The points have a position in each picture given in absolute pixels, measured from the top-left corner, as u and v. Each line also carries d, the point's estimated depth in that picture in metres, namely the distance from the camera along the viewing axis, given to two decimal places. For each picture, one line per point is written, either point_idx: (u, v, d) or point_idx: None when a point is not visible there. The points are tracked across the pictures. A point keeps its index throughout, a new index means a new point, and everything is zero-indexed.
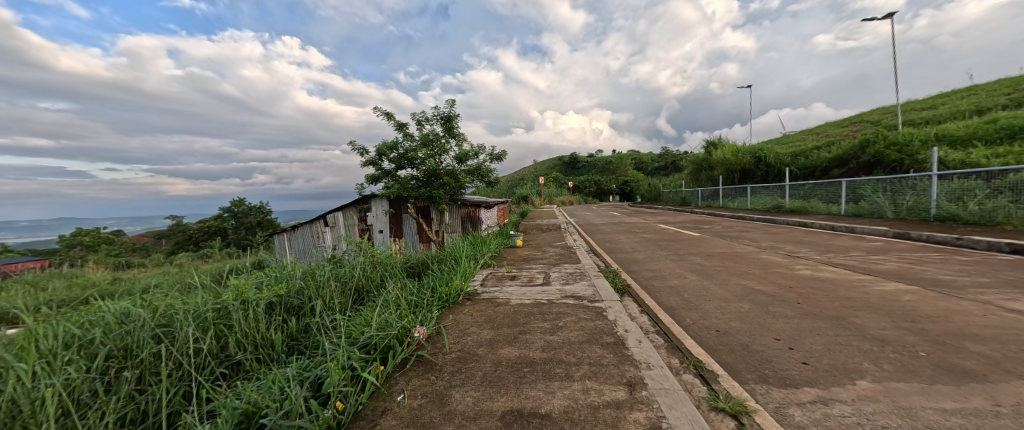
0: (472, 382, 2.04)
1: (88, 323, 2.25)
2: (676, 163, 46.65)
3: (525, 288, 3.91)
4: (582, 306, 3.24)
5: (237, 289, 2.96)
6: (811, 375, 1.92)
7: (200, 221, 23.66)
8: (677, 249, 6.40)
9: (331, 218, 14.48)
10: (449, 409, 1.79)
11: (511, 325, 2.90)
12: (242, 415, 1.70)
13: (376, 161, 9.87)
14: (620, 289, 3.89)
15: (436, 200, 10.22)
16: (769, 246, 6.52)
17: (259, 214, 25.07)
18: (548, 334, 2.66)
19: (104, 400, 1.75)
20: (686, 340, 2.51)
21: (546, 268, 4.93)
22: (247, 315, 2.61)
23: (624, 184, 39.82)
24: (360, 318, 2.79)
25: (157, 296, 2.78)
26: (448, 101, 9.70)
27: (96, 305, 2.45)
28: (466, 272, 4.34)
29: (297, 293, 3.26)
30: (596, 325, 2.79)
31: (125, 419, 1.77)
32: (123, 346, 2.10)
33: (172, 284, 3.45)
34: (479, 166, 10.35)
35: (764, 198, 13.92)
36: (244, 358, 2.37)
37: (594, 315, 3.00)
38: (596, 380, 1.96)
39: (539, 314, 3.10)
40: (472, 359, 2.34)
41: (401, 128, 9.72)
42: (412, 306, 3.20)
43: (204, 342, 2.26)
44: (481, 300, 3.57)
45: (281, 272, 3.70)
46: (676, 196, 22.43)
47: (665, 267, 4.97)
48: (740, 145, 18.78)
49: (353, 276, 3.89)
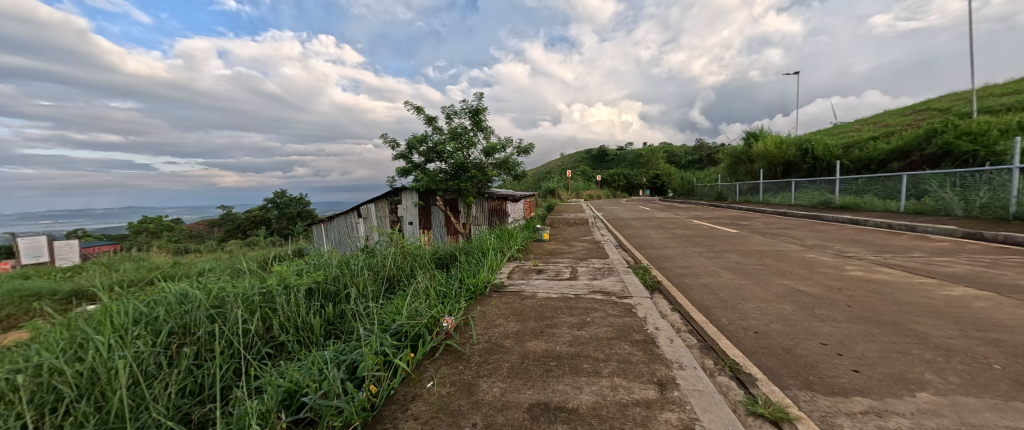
0: (500, 373, 2.07)
1: (153, 302, 2.51)
2: (712, 156, 44.26)
3: (553, 282, 3.89)
4: (611, 302, 3.17)
5: (280, 275, 3.18)
6: (862, 384, 1.78)
7: (247, 211, 25.40)
8: (712, 246, 6.13)
9: (363, 209, 15.09)
10: (477, 398, 1.83)
11: (538, 318, 2.89)
12: (286, 392, 1.85)
13: (406, 154, 10.10)
14: (650, 284, 3.77)
15: (464, 193, 10.34)
16: (817, 244, 6.08)
17: (299, 205, 26.50)
18: (576, 329, 2.63)
19: (168, 372, 1.94)
20: (721, 340, 2.40)
21: (574, 263, 4.87)
22: (290, 300, 2.79)
23: (656, 178, 38.38)
24: (391, 307, 2.88)
25: (211, 279, 3.04)
26: (477, 95, 9.79)
27: (159, 286, 2.72)
28: (493, 264, 4.35)
29: (333, 280, 3.44)
30: (625, 320, 2.74)
31: (185, 390, 1.96)
32: (183, 324, 2.31)
33: (223, 268, 3.74)
34: (507, 159, 10.38)
35: (810, 193, 13.00)
36: (287, 339, 2.54)
37: (623, 311, 2.93)
38: (626, 377, 1.92)
39: (566, 308, 3.08)
40: (500, 351, 2.36)
41: (431, 121, 9.90)
42: (442, 296, 3.28)
43: (251, 323, 2.45)
44: (508, 293, 3.58)
45: (319, 260, 3.92)
46: (712, 190, 21.36)
47: (699, 264, 4.77)
48: (783, 136, 17.59)
49: (385, 265, 4.04)
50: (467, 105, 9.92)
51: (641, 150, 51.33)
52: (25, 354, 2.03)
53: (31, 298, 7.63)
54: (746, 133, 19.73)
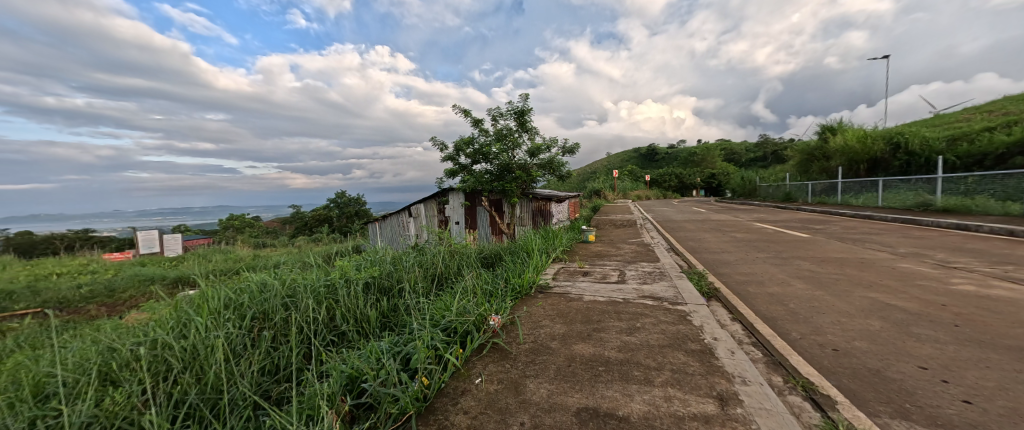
0: (547, 375, 2.06)
1: (240, 289, 2.87)
2: (778, 153, 40.32)
3: (599, 285, 3.80)
4: (663, 308, 3.02)
5: (342, 269, 3.45)
6: (976, 418, 1.51)
7: (313, 210, 27.94)
8: (779, 251, 5.59)
9: (414, 209, 15.87)
10: (524, 398, 1.83)
11: (585, 321, 2.83)
12: (349, 378, 2.00)
13: (454, 156, 10.45)
14: (706, 291, 3.53)
15: (509, 193, 10.46)
16: (912, 252, 5.28)
17: (357, 205, 28.58)
18: (625, 334, 2.54)
19: (251, 352, 2.20)
20: (793, 356, 2.17)
21: (621, 266, 4.71)
22: (350, 293, 3.02)
23: (711, 177, 35.85)
24: (441, 303, 3.00)
25: (285, 271, 3.40)
26: (522, 96, 9.86)
27: (244, 275, 3.10)
28: (539, 265, 4.35)
29: (387, 276, 3.66)
30: (679, 328, 2.59)
31: (265, 369, 2.21)
32: (263, 311, 2.61)
33: (294, 262, 4.15)
34: (551, 160, 10.33)
35: (902, 193, 11.34)
36: (348, 329, 2.75)
37: (677, 319, 2.77)
38: (681, 388, 1.82)
39: (614, 312, 2.98)
40: (546, 352, 2.35)
41: (478, 124, 10.15)
42: (488, 295, 3.34)
43: (317, 312, 2.69)
44: (553, 294, 3.55)
45: (375, 256, 4.20)
46: (778, 191, 19.48)
47: (763, 271, 4.37)
48: (868, 129, 15.53)
49: (434, 263, 4.21)
50: (512, 106, 10.02)
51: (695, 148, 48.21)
52: (145, 329, 2.42)
53: (148, 282, 9.06)
54: (821, 127, 17.69)
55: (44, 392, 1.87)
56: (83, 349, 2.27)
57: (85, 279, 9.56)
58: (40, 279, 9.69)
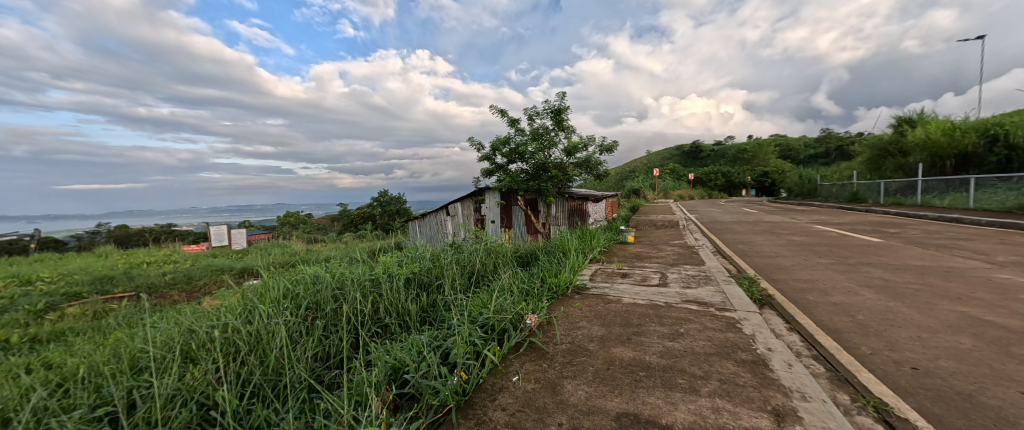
0: (584, 377, 2.03)
1: (296, 281, 3.11)
2: (843, 149, 36.58)
3: (639, 287, 3.67)
4: (709, 314, 2.86)
5: (385, 265, 3.63)
6: None
7: (358, 208, 29.60)
8: (844, 257, 5.07)
9: (451, 207, 16.31)
10: (562, 399, 1.82)
11: (624, 324, 2.75)
12: (392, 369, 2.10)
13: (490, 155, 10.59)
14: (759, 298, 3.29)
15: (545, 193, 10.41)
16: (1014, 261, 4.56)
17: (398, 203, 29.88)
18: (667, 339, 2.43)
19: (306, 339, 2.38)
20: (862, 373, 1.96)
21: (663, 268, 4.51)
22: (393, 287, 3.17)
23: (763, 176, 33.33)
24: (478, 300, 3.06)
25: (334, 265, 3.64)
26: (559, 94, 9.77)
27: (300, 268, 3.36)
28: (576, 265, 4.28)
29: (427, 272, 3.79)
30: (727, 336, 2.44)
31: (318, 356, 2.38)
32: (316, 301, 2.81)
33: (342, 256, 4.42)
34: (589, 158, 10.15)
35: (1000, 193, 9.85)
36: (391, 322, 2.88)
37: (724, 326, 2.61)
38: (730, 400, 1.71)
39: (655, 316, 2.87)
40: (584, 354, 2.31)
41: (514, 123, 10.19)
42: (524, 294, 3.35)
43: (363, 305, 2.85)
44: (591, 295, 3.49)
45: (416, 253, 4.37)
46: (843, 190, 17.69)
47: (825, 278, 3.99)
48: (956, 120, 13.66)
49: (471, 261, 4.29)
50: (549, 105, 9.95)
51: (744, 144, 45.01)
52: (218, 314, 2.71)
53: (220, 271, 10.12)
54: (896, 118, 15.82)
55: (139, 365, 2.15)
56: (169, 329, 2.59)
57: (169, 267, 10.87)
58: (135, 266, 11.19)
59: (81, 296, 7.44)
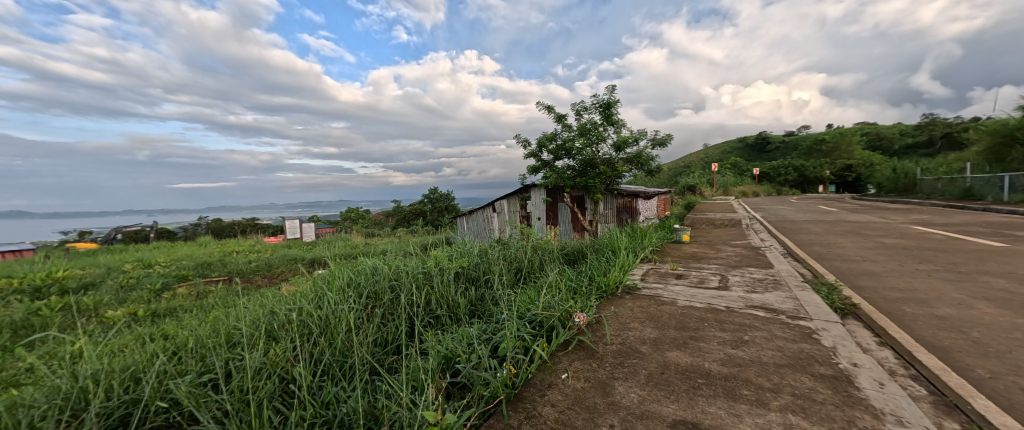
0: (637, 379, 1.96)
1: (357, 271, 3.38)
2: (951, 137, 31.08)
3: (696, 290, 3.44)
4: (778, 322, 2.60)
5: (436, 259, 3.79)
6: None
7: (410, 205, 31.25)
8: (953, 263, 4.32)
9: (497, 204, 16.58)
10: (613, 400, 1.77)
11: (679, 327, 2.60)
12: (445, 358, 2.19)
13: (536, 152, 10.57)
14: (840, 306, 2.92)
15: (592, 189, 10.17)
16: None
17: (447, 200, 31.07)
18: (729, 346, 2.26)
19: (367, 325, 2.58)
20: (978, 399, 1.66)
21: (723, 270, 4.19)
22: (443, 280, 3.31)
23: (845, 170, 29.45)
24: (526, 296, 3.08)
25: (390, 258, 3.88)
26: (608, 88, 9.46)
27: (360, 260, 3.64)
28: (626, 264, 4.13)
29: (475, 267, 3.89)
30: (802, 347, 2.20)
31: (378, 341, 2.55)
32: (375, 291, 3.02)
33: (397, 250, 4.70)
34: (639, 153, 9.73)
35: None
36: (442, 314, 3.01)
37: (798, 336, 2.36)
38: (806, 417, 1.55)
39: (715, 321, 2.67)
40: (636, 356, 2.23)
41: (561, 119, 10.08)
42: (572, 292, 3.31)
43: (417, 296, 3.01)
44: (642, 296, 3.35)
45: (464, 248, 4.50)
46: (951, 186, 15.05)
47: (927, 288, 3.43)
48: None
49: (517, 257, 4.33)
50: (597, 99, 9.69)
51: (821, 134, 40.04)
52: (294, 298, 3.04)
53: (294, 261, 11.29)
54: None
55: (233, 340, 2.49)
56: (255, 310, 2.95)
57: (254, 256, 12.38)
58: (227, 255, 12.87)
59: (188, 278, 8.73)
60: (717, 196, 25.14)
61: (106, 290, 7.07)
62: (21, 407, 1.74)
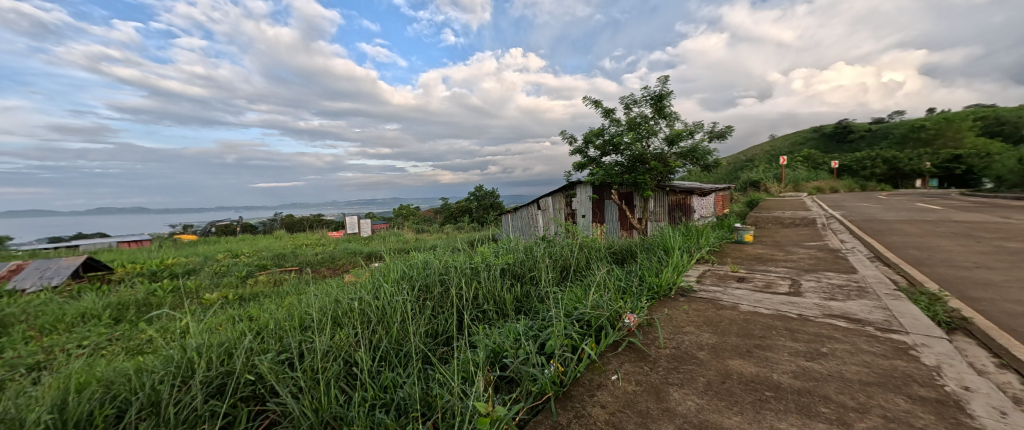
0: (694, 387, 1.85)
1: (410, 265, 3.56)
2: None
3: (762, 295, 3.15)
4: (864, 334, 2.30)
5: (482, 255, 3.88)
6: None
7: (457, 202, 32.30)
8: None
9: (542, 202, 16.53)
10: (668, 407, 1.69)
11: (742, 335, 2.41)
12: (493, 352, 2.23)
13: (583, 148, 10.35)
14: (946, 320, 2.50)
15: (641, 186, 9.74)
16: None
17: (491, 197, 31.69)
18: (802, 358, 2.04)
19: (420, 316, 2.71)
20: None
21: (794, 274, 3.79)
22: (490, 277, 3.38)
23: (951, 160, 25.09)
24: (573, 294, 3.04)
25: (439, 253, 4.04)
26: (660, 79, 8.97)
27: (412, 254, 3.83)
28: (680, 265, 3.90)
29: (520, 263, 3.92)
30: (894, 365, 1.92)
31: (430, 332, 2.68)
32: (426, 285, 3.17)
33: (445, 246, 4.89)
34: (695, 147, 9.12)
35: None
36: (488, 309, 3.07)
37: (890, 352, 2.06)
38: None
39: (784, 330, 2.43)
40: (693, 362, 2.10)
41: (608, 114, 9.76)
42: (621, 292, 3.20)
43: (465, 291, 3.10)
44: (699, 299, 3.14)
45: (509, 245, 4.56)
46: None
47: None
48: None
49: (563, 255, 4.28)
50: (648, 91, 9.23)
51: (918, 120, 34.51)
52: (355, 288, 3.29)
53: (353, 254, 12.21)
54: None
55: (305, 324, 2.76)
56: (323, 297, 3.24)
57: (320, 249, 13.63)
58: (298, 247, 14.30)
59: (266, 267, 9.84)
60: (785, 192, 22.77)
61: (205, 276, 8.22)
62: (145, 371, 2.08)
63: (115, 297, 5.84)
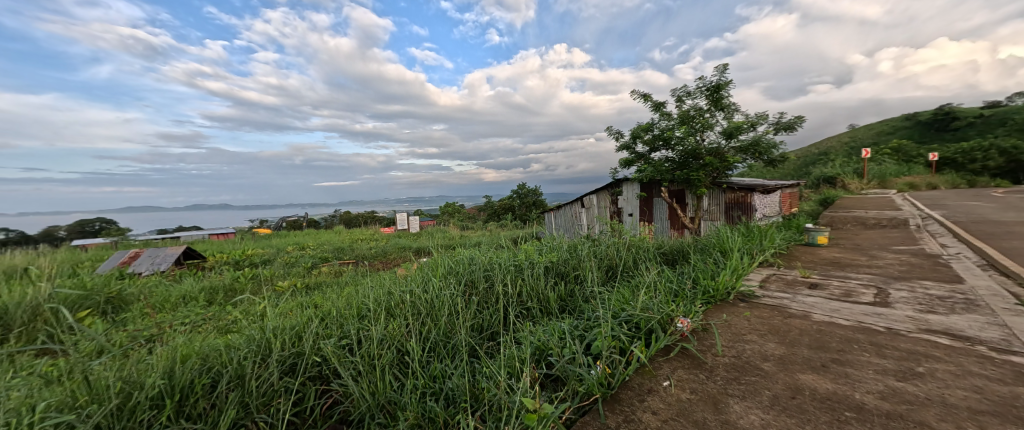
0: (758, 400, 1.70)
1: (456, 260, 3.69)
2: None
3: (840, 304, 2.81)
4: (975, 355, 1.96)
5: (526, 252, 3.90)
6: None
7: (500, 200, 32.78)
8: None
9: (586, 199, 16.19)
10: (727, 419, 1.57)
11: (815, 347, 2.17)
12: (538, 350, 2.24)
13: (630, 144, 9.97)
14: None
15: (695, 183, 9.16)
16: None
17: (534, 195, 31.70)
18: (891, 378, 1.79)
19: (466, 310, 2.79)
20: None
21: (879, 282, 3.34)
22: (534, 274, 3.38)
23: None
24: (620, 295, 2.94)
25: (484, 250, 4.13)
26: (718, 68, 8.36)
27: (458, 250, 3.96)
28: (739, 268, 3.61)
29: (564, 262, 3.88)
30: (1016, 393, 1.62)
31: (475, 326, 2.75)
32: (472, 280, 3.26)
33: (490, 243, 4.98)
34: (757, 140, 8.38)
35: None
36: (533, 306, 3.08)
37: (1010, 377, 1.74)
38: None
39: (868, 344, 2.15)
40: (755, 373, 1.94)
41: (658, 107, 9.30)
42: (672, 294, 3.04)
43: (509, 287, 3.14)
44: (762, 306, 2.89)
45: (553, 243, 4.53)
46: None
47: None
48: None
49: (608, 254, 4.17)
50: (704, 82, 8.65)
51: None
52: (405, 281, 3.47)
53: (403, 249, 12.90)
54: None
55: (362, 313, 2.97)
56: (377, 289, 3.46)
57: (374, 243, 14.58)
58: (355, 241, 15.44)
59: (328, 259, 10.73)
60: (867, 188, 20.11)
61: (278, 266, 9.18)
62: (233, 348, 2.38)
63: (208, 282, 6.75)
